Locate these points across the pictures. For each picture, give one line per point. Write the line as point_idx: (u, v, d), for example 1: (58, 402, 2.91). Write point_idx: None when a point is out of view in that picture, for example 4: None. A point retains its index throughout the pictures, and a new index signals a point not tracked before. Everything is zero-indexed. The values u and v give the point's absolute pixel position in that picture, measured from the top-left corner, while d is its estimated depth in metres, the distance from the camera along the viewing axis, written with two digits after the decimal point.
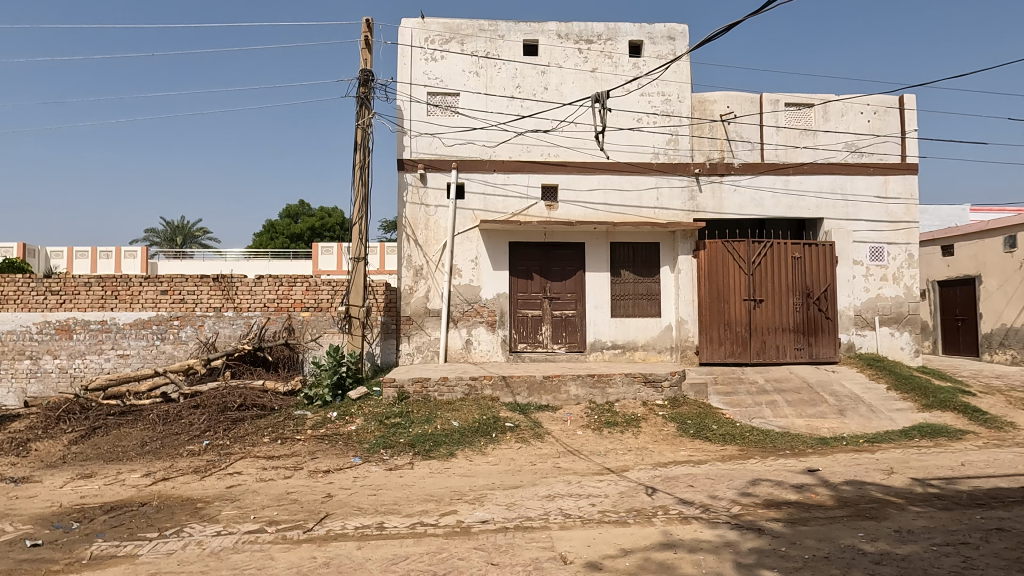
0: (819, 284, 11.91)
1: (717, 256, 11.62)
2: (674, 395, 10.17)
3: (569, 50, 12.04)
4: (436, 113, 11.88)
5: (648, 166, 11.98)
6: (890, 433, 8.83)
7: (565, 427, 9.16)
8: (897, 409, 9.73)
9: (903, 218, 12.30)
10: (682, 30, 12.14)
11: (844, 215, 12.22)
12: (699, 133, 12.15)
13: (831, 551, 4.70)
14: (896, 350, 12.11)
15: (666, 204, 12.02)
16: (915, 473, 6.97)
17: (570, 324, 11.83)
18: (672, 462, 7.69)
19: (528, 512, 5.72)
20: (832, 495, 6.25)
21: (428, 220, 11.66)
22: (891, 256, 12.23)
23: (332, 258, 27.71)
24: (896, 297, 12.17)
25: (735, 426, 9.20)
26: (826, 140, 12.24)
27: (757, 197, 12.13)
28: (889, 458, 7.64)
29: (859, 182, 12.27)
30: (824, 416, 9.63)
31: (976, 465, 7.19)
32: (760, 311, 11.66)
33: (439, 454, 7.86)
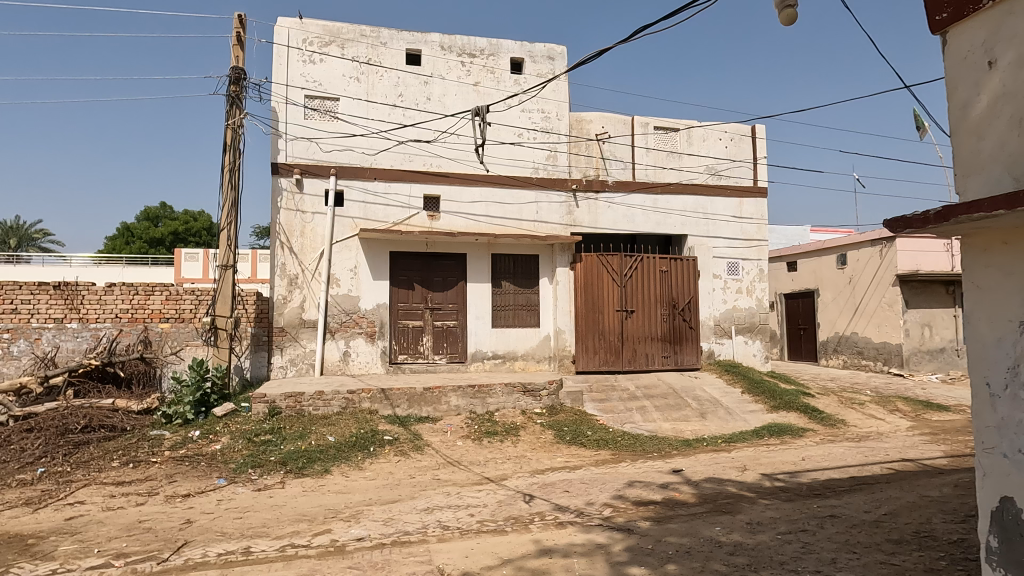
0: (683, 296, 12.78)
1: (592, 268, 12.24)
2: (551, 403, 10.44)
3: (452, 62, 12.12)
4: (314, 117, 11.47)
5: (529, 180, 12.29)
6: (744, 433, 9.62)
7: (445, 438, 9.12)
8: (750, 411, 10.63)
9: (755, 236, 13.51)
10: (561, 51, 12.62)
11: (705, 232, 13.21)
12: (576, 150, 12.67)
13: (692, 545, 5.03)
14: (749, 356, 13.24)
15: (545, 218, 12.39)
16: (764, 469, 7.65)
17: (451, 334, 11.83)
18: (549, 469, 7.90)
19: (405, 527, 5.63)
20: (693, 492, 6.71)
21: (304, 228, 11.22)
22: (745, 271, 13.39)
23: (197, 264, 25.82)
24: (749, 308, 13.32)
25: (608, 431, 9.63)
26: (690, 162, 13.21)
27: (629, 213, 12.82)
28: (743, 456, 8.32)
29: (718, 202, 13.34)
30: (688, 419, 10.31)
31: (814, 459, 8.02)
32: (631, 321, 12.36)
33: (313, 471, 7.54)
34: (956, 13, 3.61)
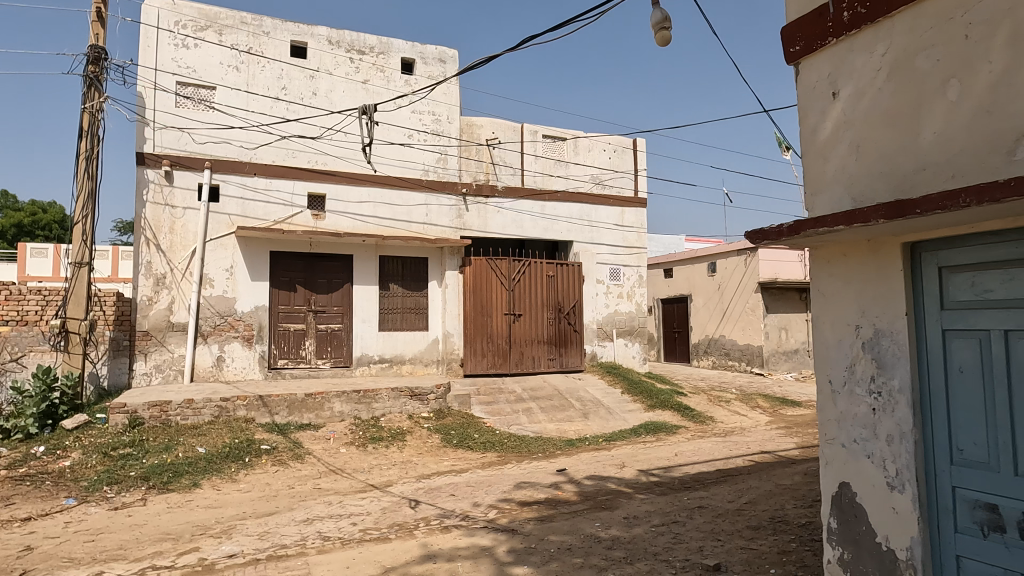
0: (569, 300, 13.19)
1: (482, 272, 12.32)
2: (439, 407, 10.38)
3: (340, 58, 11.77)
4: (187, 105, 10.70)
5: (419, 182, 12.18)
6: (623, 432, 10.07)
7: (328, 445, 8.81)
8: (629, 410, 11.14)
9: (635, 244, 14.21)
10: (453, 54, 12.63)
11: (589, 239, 13.71)
12: (466, 154, 12.73)
13: (573, 542, 5.18)
14: (629, 358, 13.88)
15: (434, 220, 12.32)
16: (641, 465, 8.05)
17: (335, 338, 11.45)
18: (436, 473, 7.85)
19: (282, 540, 5.37)
20: (575, 490, 6.94)
21: (173, 224, 10.42)
22: (626, 277, 14.05)
23: (45, 260, 23.20)
24: (629, 312, 13.97)
25: (495, 433, 9.73)
26: (576, 171, 13.67)
27: (517, 218, 13.05)
28: (622, 454, 8.71)
29: (602, 211, 13.91)
30: (572, 420, 10.63)
31: (685, 454, 8.55)
32: (519, 325, 12.59)
33: (180, 486, 7.01)
34: (806, 46, 4.02)
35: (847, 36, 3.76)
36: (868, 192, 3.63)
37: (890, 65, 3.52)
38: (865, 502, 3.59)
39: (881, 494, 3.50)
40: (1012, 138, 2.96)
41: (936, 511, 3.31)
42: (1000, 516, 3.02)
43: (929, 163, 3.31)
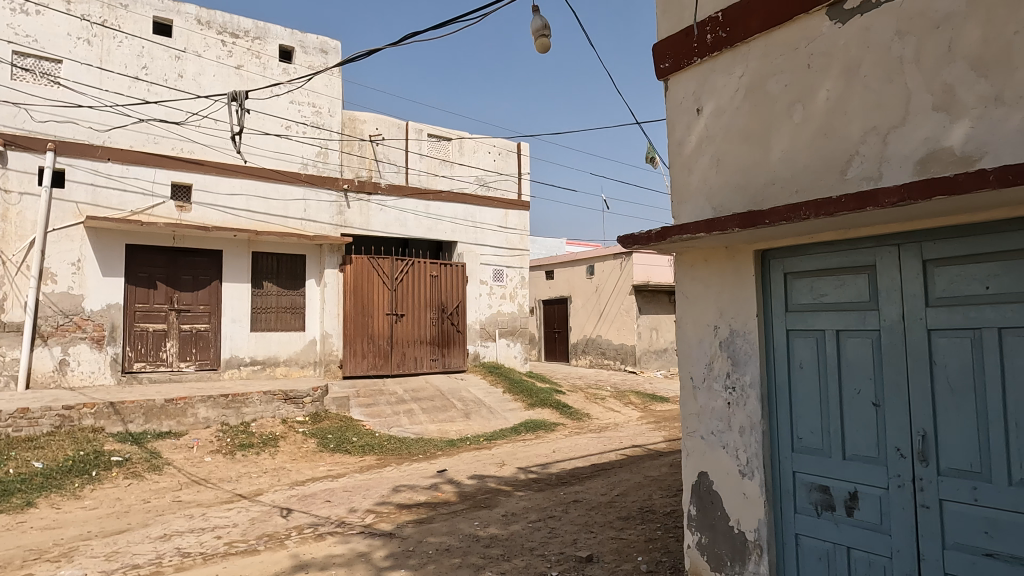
0: (452, 300, 13.19)
1: (363, 271, 12.01)
2: (315, 410, 9.98)
3: (210, 40, 11.00)
4: (25, 78, 9.52)
5: (297, 176, 11.65)
6: (504, 431, 10.22)
7: (190, 455, 8.19)
8: (509, 409, 11.32)
9: (518, 246, 14.47)
10: (335, 46, 12.21)
11: (473, 240, 13.78)
12: (348, 149, 12.37)
13: (451, 542, 5.18)
14: (510, 358, 14.11)
15: (313, 217, 11.84)
16: (520, 463, 8.21)
17: (201, 339, 10.69)
18: (310, 479, 7.55)
19: (135, 560, 4.92)
20: (455, 491, 6.95)
21: (6, 211, 9.22)
22: (509, 278, 14.29)
23: None
24: (512, 313, 14.21)
25: (374, 436, 9.51)
26: (461, 172, 13.69)
27: (401, 217, 12.85)
28: (502, 452, 8.84)
29: (486, 212, 14.03)
30: (453, 420, 10.61)
31: (562, 451, 8.83)
32: (401, 325, 12.41)
33: (9, 507, 6.20)
34: (674, 64, 4.28)
35: (710, 57, 4.05)
36: (726, 202, 3.93)
37: (746, 87, 3.84)
38: (721, 490, 3.89)
39: (734, 481, 3.80)
40: (844, 159, 3.33)
41: (779, 494, 3.64)
42: (831, 496, 3.39)
43: (777, 178, 3.64)
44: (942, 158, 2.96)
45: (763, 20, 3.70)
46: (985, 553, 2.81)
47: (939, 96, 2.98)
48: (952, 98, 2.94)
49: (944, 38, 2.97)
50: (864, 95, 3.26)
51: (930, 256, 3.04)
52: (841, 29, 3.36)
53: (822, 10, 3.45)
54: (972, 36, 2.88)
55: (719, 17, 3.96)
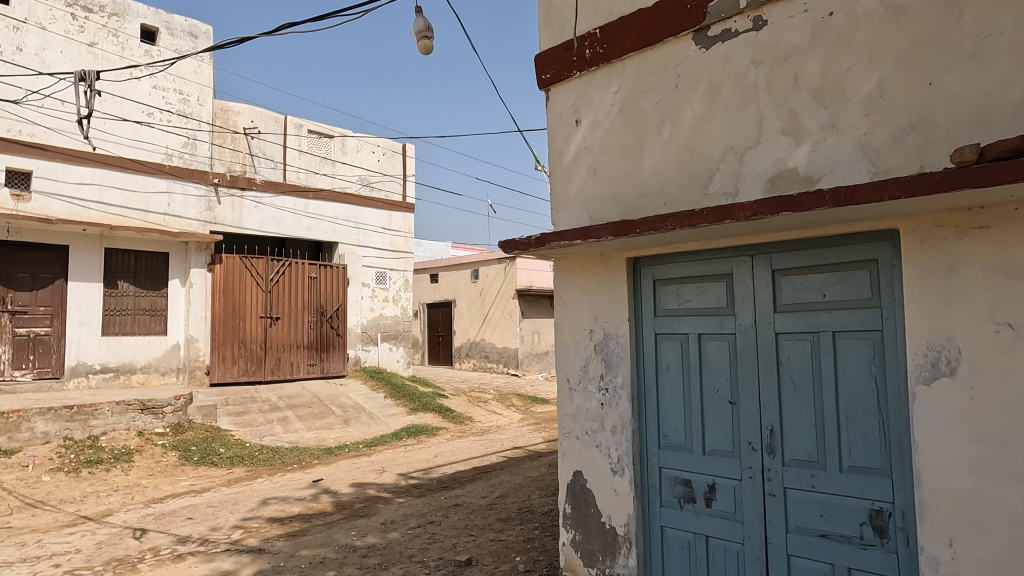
0: (332, 303, 12.76)
1: (234, 272, 11.34)
2: (177, 421, 9.24)
3: (57, 12, 9.88)
4: None
5: (159, 167, 10.73)
6: (384, 437, 10.01)
7: (24, 475, 7.28)
8: (391, 414, 11.10)
9: (402, 248, 14.27)
10: (206, 30, 11.47)
11: (355, 241, 13.40)
12: (219, 141, 11.59)
13: (325, 554, 4.99)
14: (393, 363, 13.88)
15: (178, 212, 10.98)
16: (400, 469, 8.08)
17: (40, 344, 9.52)
18: (170, 496, 6.97)
19: None
20: (331, 501, 6.70)
21: None
22: (392, 280, 14.06)
23: None
24: (394, 316, 13.98)
25: (244, 446, 8.96)
26: (343, 171, 13.29)
27: (277, 215, 12.24)
28: (382, 459, 8.65)
29: (369, 213, 13.69)
30: (331, 427, 10.24)
31: (444, 455, 8.79)
32: (276, 328, 11.83)
33: None
34: (555, 75, 4.41)
35: (588, 71, 4.20)
36: (602, 211, 4.10)
37: (620, 102, 4.03)
38: (593, 488, 4.04)
39: (606, 479, 3.97)
40: (706, 174, 3.60)
41: (646, 489, 3.84)
42: (692, 489, 3.62)
43: (647, 189, 3.86)
44: (788, 177, 3.27)
45: (637, 39, 3.90)
46: (820, 534, 3.12)
47: (787, 121, 3.29)
48: (796, 123, 3.26)
49: (790, 69, 3.29)
50: (724, 116, 3.54)
51: (778, 266, 3.35)
52: (705, 54, 3.62)
53: (688, 35, 3.70)
54: (813, 69, 3.21)
55: (597, 33, 4.13)
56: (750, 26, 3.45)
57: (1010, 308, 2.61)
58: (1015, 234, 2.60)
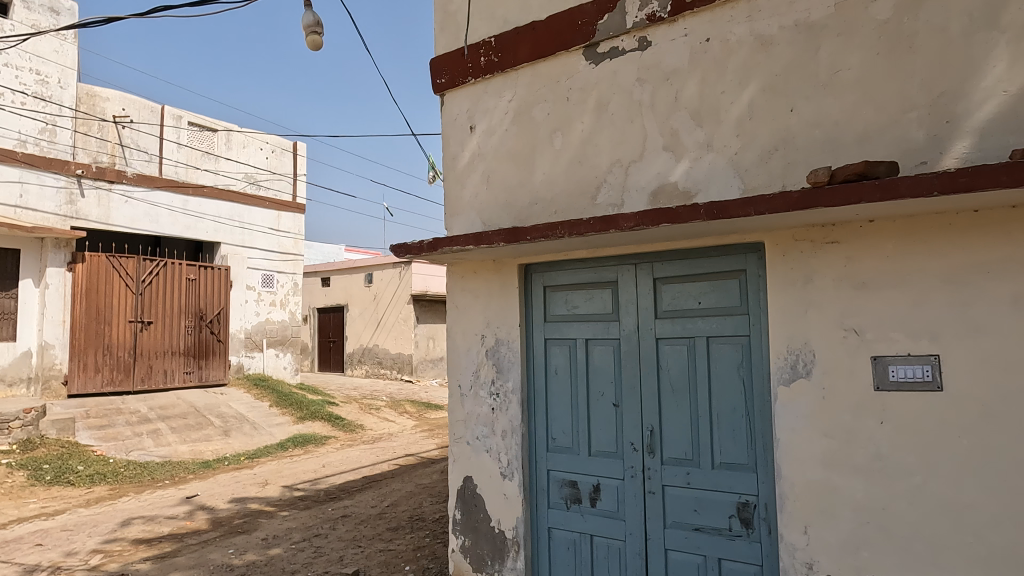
0: (212, 307, 12.00)
1: (99, 272, 10.35)
2: (27, 438, 8.25)
3: None
4: None
5: (10, 154, 9.53)
6: (268, 447, 9.53)
7: None
8: (276, 424, 10.58)
9: (291, 250, 13.75)
10: (70, 6, 10.50)
11: (240, 241, 12.71)
12: (84, 130, 10.54)
13: None
14: (279, 370, 13.29)
15: (33, 204, 9.83)
16: (285, 480, 7.72)
17: None
18: (16, 521, 6.24)
19: None
20: (207, 518, 6.28)
21: None
22: (280, 284, 13.46)
23: None
24: (282, 321, 13.41)
25: (107, 463, 8.20)
26: (227, 167, 12.55)
27: (152, 212, 11.36)
28: (265, 471, 8.22)
29: (255, 213, 13.03)
30: (209, 438, 9.60)
31: (333, 465, 8.50)
32: (148, 334, 10.95)
33: None
34: (450, 80, 4.41)
35: (483, 79, 4.24)
36: (495, 217, 4.14)
37: (514, 110, 4.10)
38: (483, 492, 4.05)
39: (496, 483, 3.99)
40: (594, 185, 3.73)
41: (535, 492, 3.91)
42: (578, 490, 3.72)
43: (539, 198, 3.94)
44: (668, 191, 3.46)
45: (531, 50, 3.99)
46: (695, 528, 3.30)
47: (668, 138, 3.49)
48: (676, 141, 3.46)
49: (671, 89, 3.49)
50: (611, 130, 3.69)
51: (659, 275, 3.53)
52: (594, 69, 3.76)
53: (578, 51, 3.83)
54: (691, 90, 3.42)
55: (492, 42, 4.18)
56: (635, 45, 3.62)
57: (855, 316, 2.90)
58: (860, 249, 2.90)
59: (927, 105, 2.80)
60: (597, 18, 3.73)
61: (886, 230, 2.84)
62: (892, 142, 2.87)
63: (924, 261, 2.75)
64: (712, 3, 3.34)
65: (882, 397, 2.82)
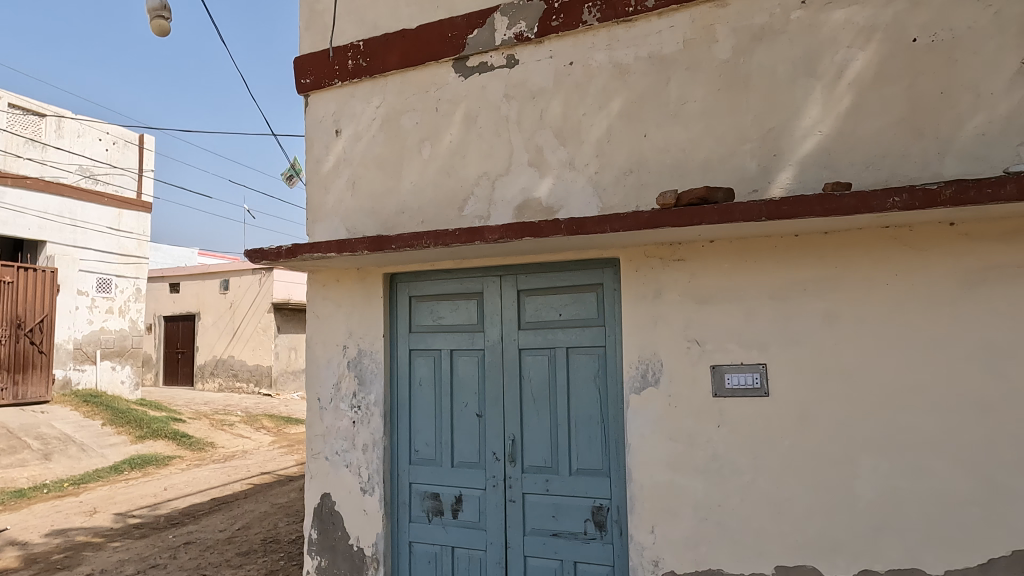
0: (33, 314, 10.56)
1: None
2: None
3: None
4: None
5: None
6: (99, 471, 8.54)
7: None
8: (109, 445, 9.53)
9: (133, 253, 12.57)
10: None
11: (71, 241, 11.35)
12: None
13: None
14: (116, 384, 12.06)
15: None
16: (118, 507, 6.96)
17: None
18: None
19: None
20: (18, 555, 5.49)
21: None
22: (118, 289, 12.25)
23: None
24: (120, 330, 12.22)
25: None
26: (57, 157, 11.17)
27: None
28: (94, 498, 7.36)
29: (91, 209, 11.71)
30: (24, 464, 8.43)
31: (176, 487, 7.80)
32: None
33: None
34: (315, 81, 4.24)
35: (350, 82, 4.13)
36: (360, 224, 4.04)
37: (382, 117, 4.03)
38: (341, 510, 3.91)
39: (355, 499, 3.86)
40: (461, 197, 3.76)
41: (396, 506, 3.83)
42: (440, 502, 3.70)
43: (406, 207, 3.90)
44: (533, 206, 3.56)
45: (400, 57, 3.95)
46: (552, 534, 3.40)
47: (533, 154, 3.59)
48: (541, 157, 3.57)
49: (537, 108, 3.60)
50: (479, 144, 3.74)
51: (523, 287, 3.61)
52: (463, 82, 3.80)
53: (449, 62, 3.85)
54: (555, 110, 3.56)
55: (360, 46, 4.08)
56: (503, 62, 3.71)
57: (698, 328, 3.15)
58: (701, 267, 3.16)
59: (758, 139, 3.12)
60: (467, 32, 3.77)
61: (724, 250, 3.12)
62: (729, 170, 3.16)
63: (755, 279, 3.05)
64: (575, 29, 3.51)
65: (720, 403, 3.08)
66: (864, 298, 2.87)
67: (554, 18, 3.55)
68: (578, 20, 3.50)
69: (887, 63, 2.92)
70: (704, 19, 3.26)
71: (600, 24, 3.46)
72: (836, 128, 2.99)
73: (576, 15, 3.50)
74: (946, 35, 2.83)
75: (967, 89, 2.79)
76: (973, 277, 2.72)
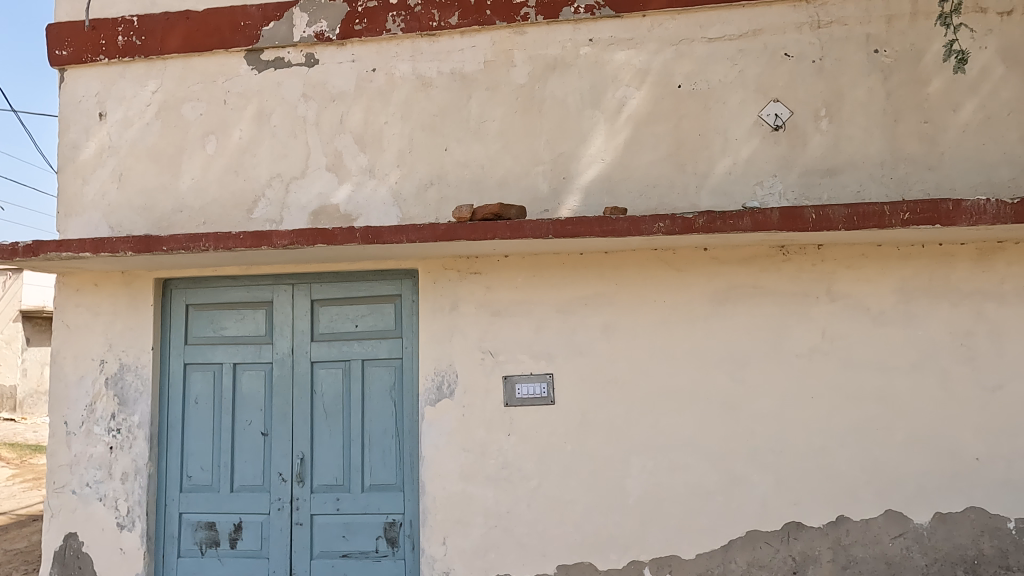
0: None
1: None
2: None
3: None
4: None
5: None
6: None
7: None
8: None
9: None
10: None
11: None
12: None
13: None
14: None
15: None
16: None
17: None
18: None
19: None
20: None
21: None
22: None
23: None
24: None
25: None
26: None
27: None
28: None
29: None
30: None
31: None
32: None
33: None
34: (74, 54, 3.67)
35: (120, 60, 3.64)
36: (128, 223, 3.56)
37: (159, 104, 3.61)
38: (91, 551, 3.37)
39: (109, 537, 3.36)
40: (250, 199, 3.49)
41: (161, 541, 3.39)
42: (216, 532, 3.35)
43: (185, 205, 3.52)
44: (329, 212, 3.42)
45: (184, 41, 3.59)
46: (342, 555, 3.27)
47: (331, 159, 3.45)
48: (339, 162, 3.45)
49: (337, 111, 3.48)
50: (272, 143, 3.51)
51: (317, 297, 3.44)
52: (255, 75, 3.54)
53: (240, 53, 3.57)
54: (356, 116, 3.46)
55: (134, 22, 3.64)
56: (301, 60, 3.53)
57: (491, 340, 3.24)
58: (495, 280, 3.26)
59: (550, 162, 3.32)
60: (262, 23, 3.54)
61: (516, 265, 3.25)
62: (523, 190, 3.31)
63: (543, 293, 3.23)
64: (379, 36, 3.46)
65: (510, 412, 3.19)
66: (635, 312, 3.17)
67: (357, 23, 3.47)
68: (382, 28, 3.46)
69: (658, 104, 3.28)
70: (503, 44, 3.40)
71: (404, 34, 3.45)
72: (615, 158, 3.28)
73: (379, 23, 3.46)
74: (704, 85, 3.26)
75: (719, 133, 3.23)
76: (721, 295, 3.14)
